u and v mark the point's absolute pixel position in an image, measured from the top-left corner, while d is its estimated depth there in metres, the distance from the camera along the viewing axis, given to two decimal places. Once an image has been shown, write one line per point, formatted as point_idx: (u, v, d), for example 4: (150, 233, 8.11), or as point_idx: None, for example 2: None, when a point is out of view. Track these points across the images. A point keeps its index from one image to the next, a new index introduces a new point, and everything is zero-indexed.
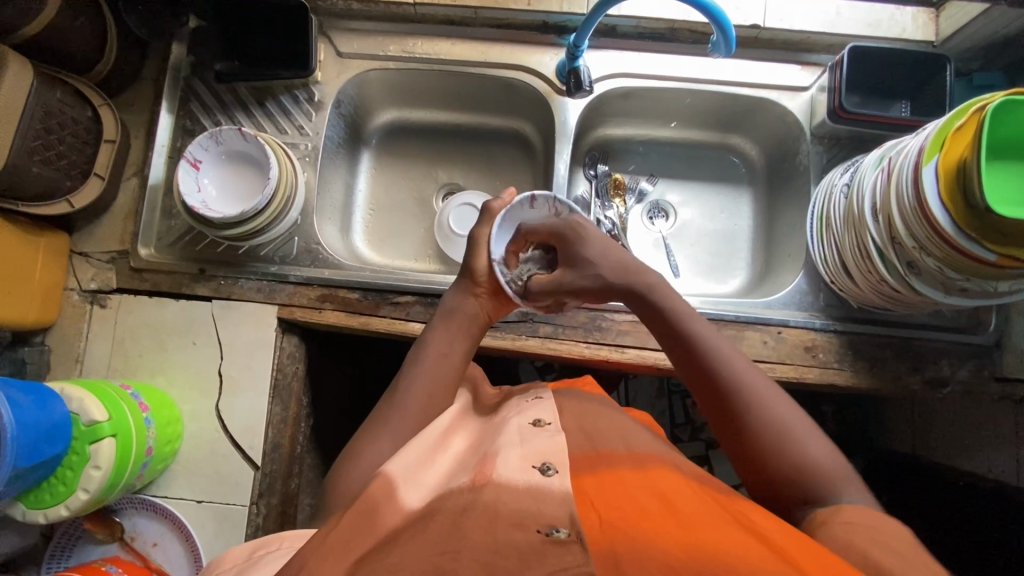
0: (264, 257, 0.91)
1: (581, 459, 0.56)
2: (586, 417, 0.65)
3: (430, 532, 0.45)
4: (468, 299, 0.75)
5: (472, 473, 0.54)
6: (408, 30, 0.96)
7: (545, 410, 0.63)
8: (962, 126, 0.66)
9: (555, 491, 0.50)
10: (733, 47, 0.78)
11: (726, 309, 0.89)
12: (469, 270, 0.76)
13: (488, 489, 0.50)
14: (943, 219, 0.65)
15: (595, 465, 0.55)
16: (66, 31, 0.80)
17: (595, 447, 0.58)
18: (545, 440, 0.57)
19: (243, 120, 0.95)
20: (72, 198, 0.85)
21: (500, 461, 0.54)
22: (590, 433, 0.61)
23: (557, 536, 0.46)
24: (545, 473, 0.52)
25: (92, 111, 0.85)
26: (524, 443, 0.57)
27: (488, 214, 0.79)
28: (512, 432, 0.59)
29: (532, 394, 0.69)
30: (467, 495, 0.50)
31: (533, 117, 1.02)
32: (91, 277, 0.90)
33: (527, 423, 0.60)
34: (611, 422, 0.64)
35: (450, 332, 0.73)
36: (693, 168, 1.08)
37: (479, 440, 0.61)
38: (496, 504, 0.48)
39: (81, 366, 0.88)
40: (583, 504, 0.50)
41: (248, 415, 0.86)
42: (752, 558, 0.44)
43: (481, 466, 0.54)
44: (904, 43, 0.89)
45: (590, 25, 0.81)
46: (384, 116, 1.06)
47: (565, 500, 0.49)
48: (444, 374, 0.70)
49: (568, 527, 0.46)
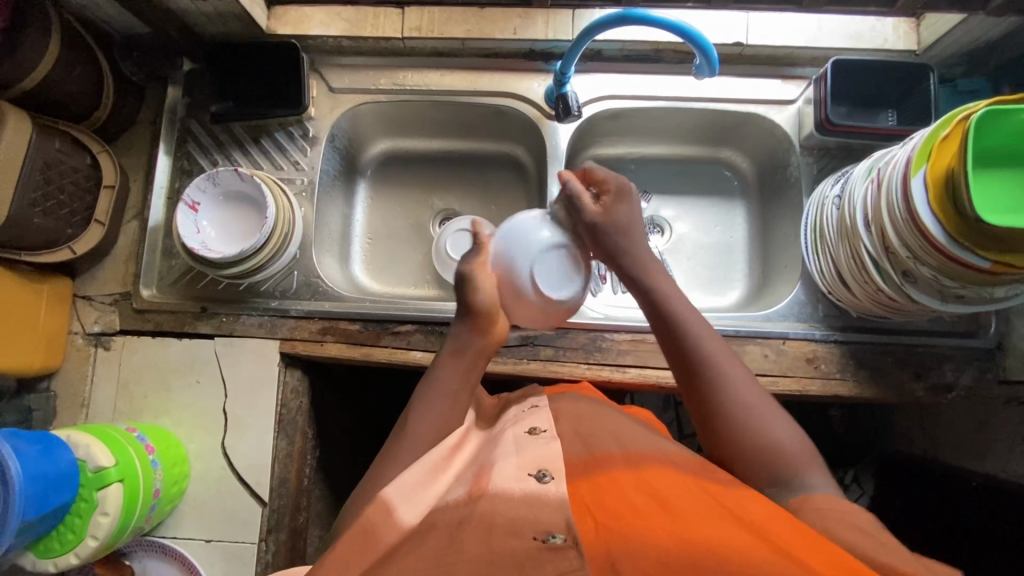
0: (265, 293, 0.92)
1: (577, 465, 0.57)
2: (583, 419, 0.65)
3: (438, 551, 0.45)
4: (468, 333, 0.70)
5: (469, 487, 0.54)
6: (398, 63, 0.98)
7: (541, 416, 0.64)
8: (947, 136, 0.66)
9: (552, 499, 0.50)
10: (717, 68, 0.79)
11: (725, 324, 0.89)
12: (470, 306, 0.69)
13: (484, 501, 0.50)
14: (935, 229, 0.65)
15: (589, 469, 0.56)
16: (63, 82, 0.81)
17: (590, 451, 0.59)
18: (540, 448, 0.57)
19: (240, 159, 0.96)
20: (74, 244, 0.86)
21: (496, 472, 0.54)
22: (584, 437, 0.61)
23: (553, 541, 0.45)
24: (542, 480, 0.53)
25: (90, 158, 0.86)
26: (519, 451, 0.57)
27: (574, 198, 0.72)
28: (508, 442, 0.59)
29: (528, 405, 0.69)
30: (463, 511, 0.50)
31: (524, 141, 1.03)
32: (94, 321, 0.91)
33: (522, 432, 0.60)
34: (613, 426, 0.64)
35: (458, 369, 0.70)
36: (687, 183, 1.08)
37: (480, 452, 0.61)
38: (493, 514, 0.48)
39: (87, 411, 0.89)
40: (580, 512, 0.51)
41: (254, 452, 0.87)
42: (750, 553, 0.43)
43: (478, 478, 0.55)
44: (887, 53, 0.90)
45: (575, 52, 0.82)
46: (377, 146, 1.08)
47: (560, 507, 0.49)
48: (456, 404, 0.68)
49: (565, 532, 0.46)
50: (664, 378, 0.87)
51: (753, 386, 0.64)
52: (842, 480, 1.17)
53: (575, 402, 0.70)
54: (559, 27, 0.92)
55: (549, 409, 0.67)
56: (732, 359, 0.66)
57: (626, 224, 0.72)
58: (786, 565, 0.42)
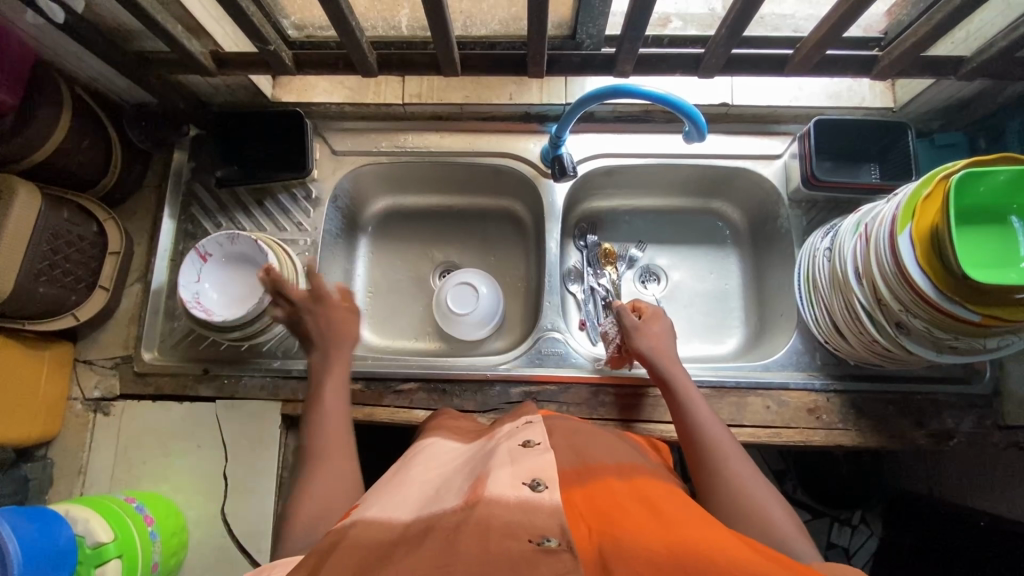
0: (266, 353, 0.92)
1: (570, 474, 0.56)
2: (574, 435, 0.65)
3: None
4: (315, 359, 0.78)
5: (464, 496, 0.51)
6: (398, 127, 1.01)
7: (536, 432, 0.62)
8: (929, 195, 0.69)
9: (545, 505, 0.48)
10: (706, 132, 0.82)
11: (726, 375, 0.90)
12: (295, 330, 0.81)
13: (480, 506, 0.47)
14: (925, 284, 0.67)
15: (583, 478, 0.55)
16: (72, 153, 0.83)
17: (583, 460, 0.59)
18: (535, 460, 0.55)
19: (244, 221, 0.98)
20: (77, 311, 0.87)
21: (490, 480, 0.51)
22: (578, 450, 0.61)
23: (549, 545, 0.43)
24: (536, 489, 0.50)
25: (96, 226, 0.88)
26: (515, 462, 0.55)
27: (625, 328, 0.82)
28: (502, 454, 0.58)
29: (522, 420, 0.69)
30: (458, 516, 0.47)
31: (522, 197, 1.06)
32: (94, 385, 0.91)
33: (516, 445, 0.59)
34: (605, 444, 0.64)
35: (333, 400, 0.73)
36: (681, 233, 1.11)
37: (471, 463, 0.60)
38: (489, 517, 0.45)
39: (83, 478, 0.88)
40: (573, 516, 0.49)
41: (254, 518, 0.85)
42: (735, 558, 0.43)
43: (473, 488, 0.51)
44: (865, 111, 0.95)
45: (570, 117, 0.86)
46: (378, 203, 1.10)
47: (555, 512, 0.47)
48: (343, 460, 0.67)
49: (559, 537, 0.44)
50: (668, 431, 0.87)
51: (743, 455, 0.66)
52: (849, 520, 1.16)
53: (566, 422, 0.69)
54: (553, 92, 0.97)
55: (544, 424, 0.67)
56: (722, 429, 0.70)
57: (662, 338, 0.82)
58: (772, 570, 0.42)
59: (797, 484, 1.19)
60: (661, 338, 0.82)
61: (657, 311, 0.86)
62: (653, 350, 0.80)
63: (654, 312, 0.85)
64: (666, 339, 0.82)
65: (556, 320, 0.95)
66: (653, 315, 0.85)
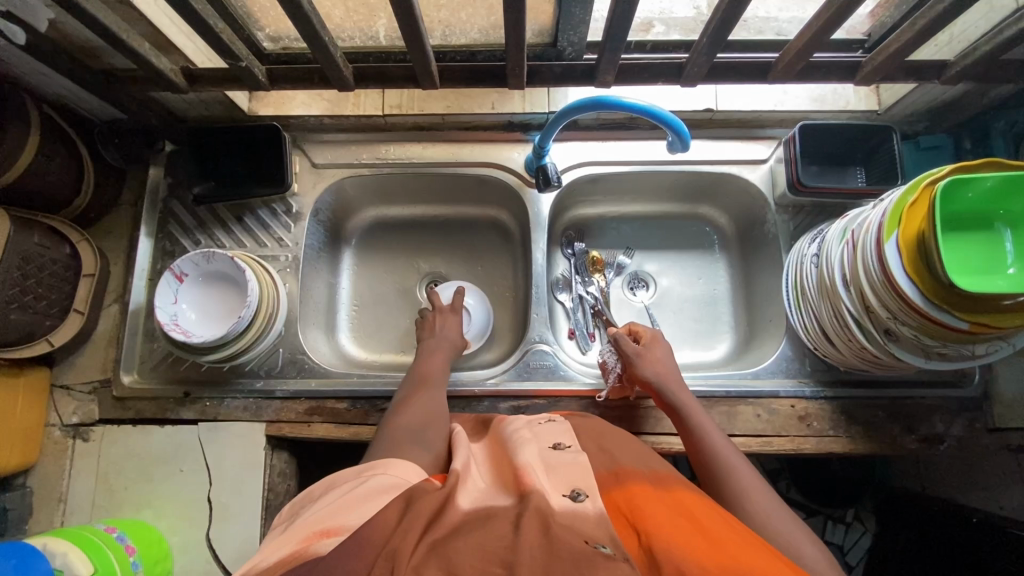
0: (249, 372, 0.91)
1: (607, 479, 0.56)
2: (603, 437, 0.65)
3: None
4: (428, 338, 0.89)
5: (511, 491, 0.49)
6: (378, 138, 0.99)
7: (563, 434, 0.62)
8: (914, 202, 0.68)
9: (591, 514, 0.46)
10: (689, 142, 0.80)
11: (716, 385, 0.89)
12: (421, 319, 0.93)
13: (533, 498, 0.47)
14: (912, 292, 0.67)
15: (622, 481, 0.54)
16: (42, 174, 0.80)
17: (618, 465, 0.58)
18: (572, 466, 0.54)
19: (223, 238, 0.96)
20: (51, 336, 0.84)
21: (535, 478, 0.51)
22: (611, 452, 0.61)
23: (604, 549, 0.41)
24: (577, 498, 0.48)
25: (69, 248, 0.86)
26: (551, 467, 0.54)
27: (621, 352, 0.83)
28: (534, 453, 0.57)
29: (543, 418, 0.69)
30: (514, 508, 0.46)
31: (507, 206, 1.05)
32: (73, 411, 0.89)
33: (547, 447, 0.59)
34: (633, 446, 0.64)
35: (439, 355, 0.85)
36: (668, 238, 1.10)
37: (497, 458, 0.59)
38: (545, 512, 0.44)
39: (63, 506, 0.86)
40: (620, 524, 0.48)
41: (239, 542, 0.83)
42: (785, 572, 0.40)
43: (519, 482, 0.51)
44: (849, 114, 0.94)
45: (553, 128, 0.84)
46: (362, 215, 1.08)
47: (601, 521, 0.45)
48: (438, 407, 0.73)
49: (612, 544, 0.42)
50: (660, 443, 0.86)
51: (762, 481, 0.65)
52: (842, 518, 1.15)
53: (594, 424, 0.69)
54: (535, 100, 0.95)
55: (568, 424, 0.67)
56: (739, 454, 0.69)
57: (663, 362, 0.82)
58: None
59: (789, 484, 1.18)
60: (663, 362, 0.82)
61: (655, 333, 0.87)
62: (656, 377, 0.80)
63: (654, 337, 0.86)
64: (670, 366, 0.82)
65: (545, 331, 0.94)
66: (650, 339, 0.86)
